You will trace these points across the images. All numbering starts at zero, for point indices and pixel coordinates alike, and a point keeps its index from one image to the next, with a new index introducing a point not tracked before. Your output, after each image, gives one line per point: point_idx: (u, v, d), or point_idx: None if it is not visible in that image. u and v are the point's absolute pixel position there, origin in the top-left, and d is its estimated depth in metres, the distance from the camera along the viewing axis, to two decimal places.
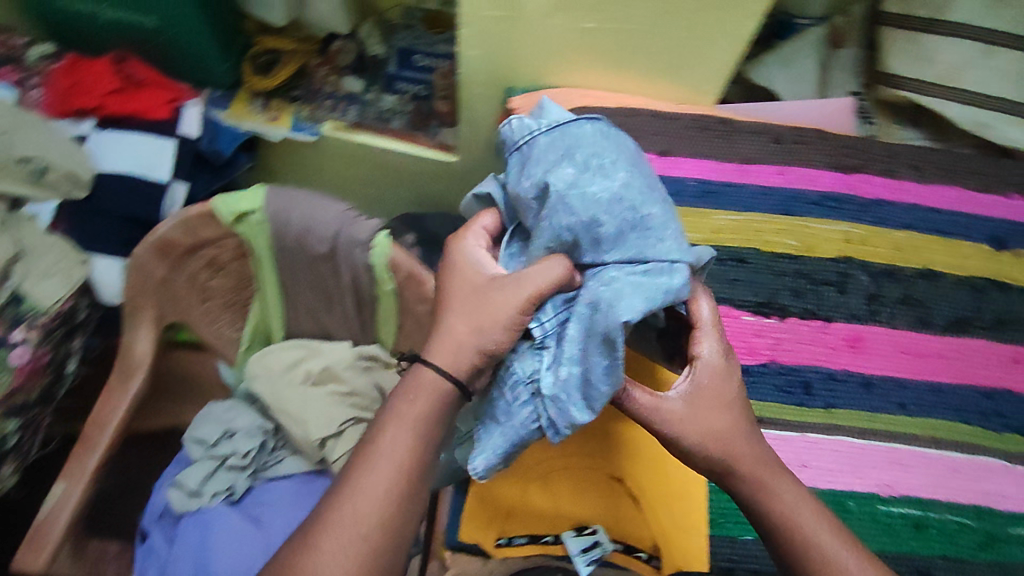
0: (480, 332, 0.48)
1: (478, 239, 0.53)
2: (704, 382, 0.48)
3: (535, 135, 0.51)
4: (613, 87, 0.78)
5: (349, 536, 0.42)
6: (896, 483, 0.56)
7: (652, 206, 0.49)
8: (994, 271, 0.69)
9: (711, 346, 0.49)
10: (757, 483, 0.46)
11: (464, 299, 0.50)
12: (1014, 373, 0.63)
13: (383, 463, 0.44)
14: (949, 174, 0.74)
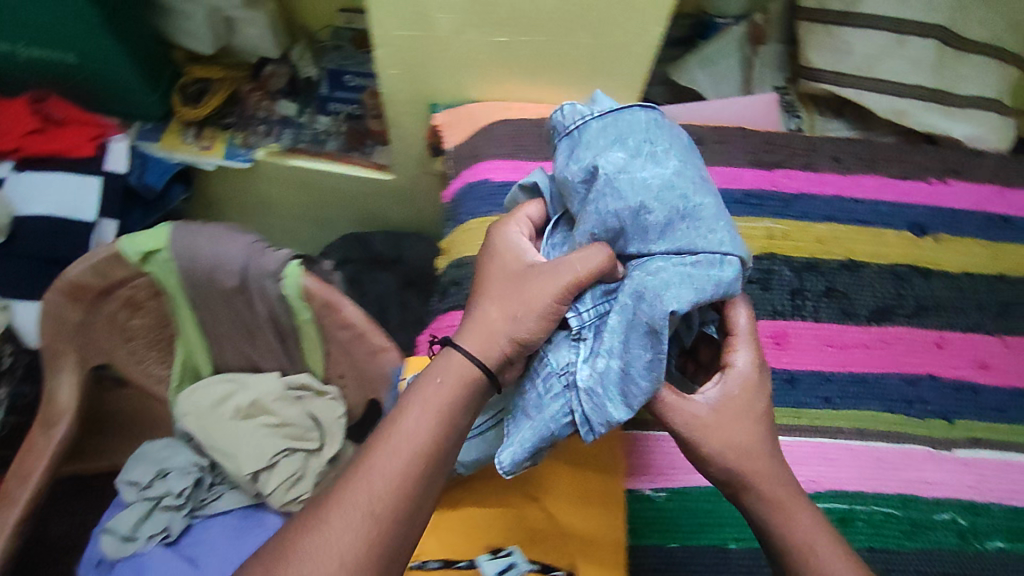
0: (515, 321, 0.44)
1: (521, 226, 0.50)
2: (736, 392, 0.46)
3: (588, 121, 0.48)
4: (535, 98, 0.78)
5: (359, 518, 0.38)
6: (821, 478, 0.56)
7: (705, 197, 0.45)
8: (915, 257, 0.69)
9: (745, 357, 0.48)
10: (772, 501, 0.44)
11: (502, 283, 0.47)
12: (937, 358, 0.63)
13: (407, 445, 0.40)
14: (869, 163, 0.75)
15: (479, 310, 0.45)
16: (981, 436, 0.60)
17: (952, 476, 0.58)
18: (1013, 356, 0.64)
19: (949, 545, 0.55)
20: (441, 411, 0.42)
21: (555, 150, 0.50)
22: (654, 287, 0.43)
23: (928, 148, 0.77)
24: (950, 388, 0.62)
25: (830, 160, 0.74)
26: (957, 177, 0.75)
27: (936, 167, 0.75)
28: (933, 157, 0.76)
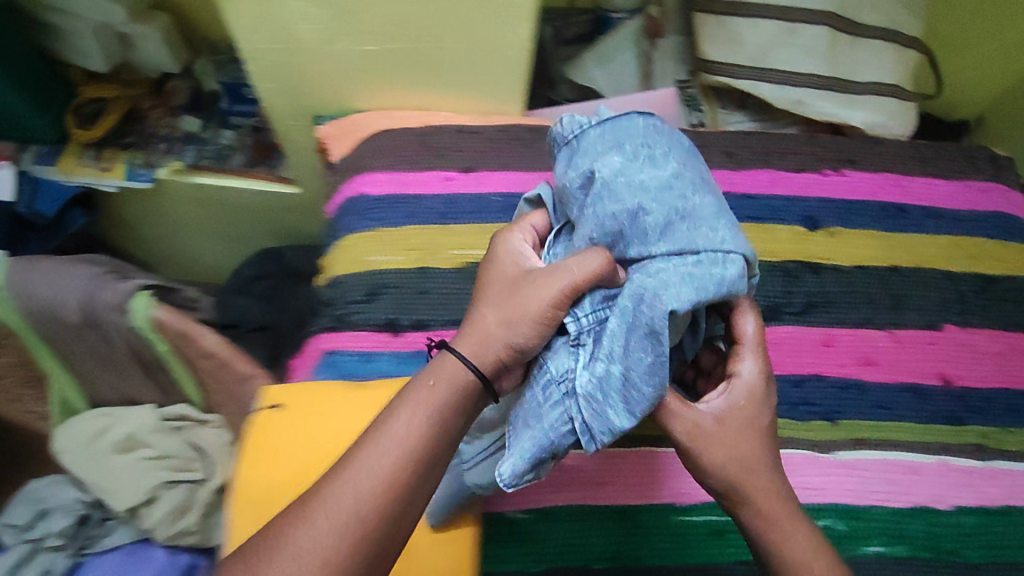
0: (509, 330, 0.39)
1: (524, 234, 0.45)
2: (742, 403, 0.42)
3: (586, 128, 0.44)
4: (421, 104, 0.75)
5: (338, 523, 0.33)
6: (696, 491, 0.54)
7: (704, 195, 0.41)
8: (808, 252, 0.67)
9: (751, 366, 0.43)
10: (771, 520, 0.40)
11: (500, 289, 0.42)
12: (824, 356, 0.62)
13: (398, 447, 0.36)
14: (763, 157, 0.73)
15: (472, 320, 0.41)
16: (867, 435, 0.58)
17: (831, 479, 0.56)
18: (903, 350, 0.63)
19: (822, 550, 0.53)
20: (438, 415, 0.37)
21: (552, 159, 0.46)
22: (652, 287, 0.38)
23: (825, 139, 0.75)
24: (836, 386, 0.61)
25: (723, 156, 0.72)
26: (852, 167, 0.73)
27: (833, 157, 0.74)
28: (830, 147, 0.74)
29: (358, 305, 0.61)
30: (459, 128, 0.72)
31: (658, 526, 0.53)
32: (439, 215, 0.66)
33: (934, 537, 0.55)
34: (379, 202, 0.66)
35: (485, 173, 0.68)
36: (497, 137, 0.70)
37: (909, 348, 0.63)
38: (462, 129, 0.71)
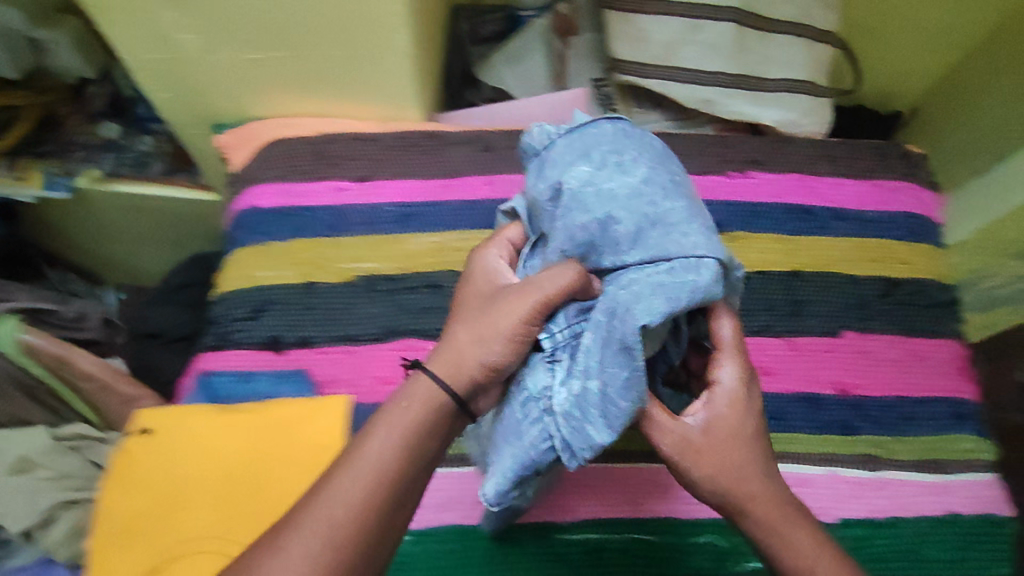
0: (474, 339, 0.44)
1: (500, 249, 0.51)
2: (725, 411, 0.44)
3: (556, 139, 0.48)
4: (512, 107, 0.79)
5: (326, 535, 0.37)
6: None
7: (675, 201, 0.45)
8: (898, 263, 0.68)
9: (730, 372, 0.46)
10: (768, 524, 0.43)
11: (473, 305, 0.47)
12: (913, 369, 0.63)
13: (725, 460, 0.43)
14: (859, 165, 0.72)
15: (450, 329, 0.46)
16: (927, 457, 0.60)
17: (925, 494, 0.59)
18: (963, 378, 0.64)
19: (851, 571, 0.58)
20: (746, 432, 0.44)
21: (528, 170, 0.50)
22: (624, 301, 0.41)
23: (905, 146, 0.74)
24: (925, 399, 0.62)
25: (800, 161, 0.72)
26: (932, 187, 0.73)
27: (912, 168, 0.73)
28: (910, 157, 0.73)
29: (426, 298, 0.66)
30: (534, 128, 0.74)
31: (688, 545, 0.58)
32: None
33: (976, 562, 0.57)
34: (447, 204, 0.69)
35: None
36: None
37: (968, 378, 0.64)
38: (538, 130, 0.74)
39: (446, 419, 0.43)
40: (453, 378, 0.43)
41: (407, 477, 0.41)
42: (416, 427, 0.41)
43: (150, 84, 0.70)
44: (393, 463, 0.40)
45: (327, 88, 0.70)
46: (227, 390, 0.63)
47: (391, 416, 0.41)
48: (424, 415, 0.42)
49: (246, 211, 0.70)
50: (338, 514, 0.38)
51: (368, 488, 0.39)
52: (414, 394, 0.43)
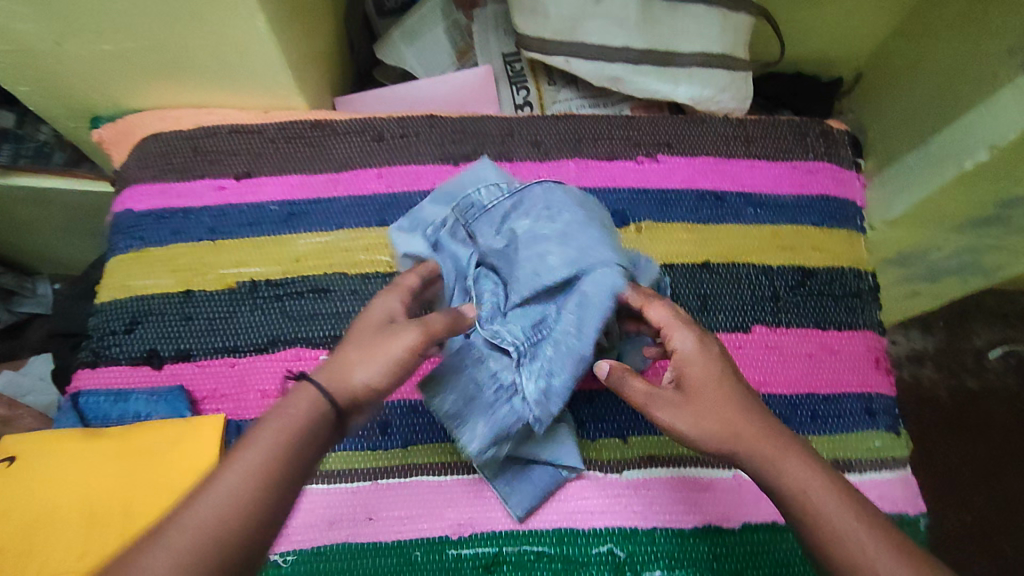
0: (370, 364, 0.43)
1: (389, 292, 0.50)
2: (690, 373, 0.46)
3: (497, 198, 0.57)
4: (411, 91, 0.74)
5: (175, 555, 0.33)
6: (683, 511, 0.55)
7: (591, 229, 0.52)
8: (814, 250, 0.64)
9: (686, 338, 0.47)
10: (763, 460, 0.43)
11: (369, 329, 0.45)
12: (824, 362, 0.60)
13: (707, 406, 0.45)
14: (776, 145, 0.68)
15: (342, 349, 0.44)
16: (834, 455, 0.57)
17: None
18: (877, 371, 0.61)
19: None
20: (714, 377, 0.46)
21: (463, 209, 0.57)
22: (571, 319, 0.49)
23: (826, 123, 0.70)
24: (835, 395, 0.59)
25: (714, 142, 0.67)
26: (855, 166, 0.69)
27: (832, 146, 0.69)
28: (830, 135, 0.69)
29: (312, 304, 0.61)
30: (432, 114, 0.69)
31: (583, 556, 0.54)
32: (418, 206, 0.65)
33: None
34: (335, 201, 0.65)
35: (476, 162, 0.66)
36: (486, 121, 0.68)
37: (882, 370, 0.61)
38: (436, 115, 0.68)
39: (316, 436, 0.40)
40: (338, 391, 0.42)
41: (269, 504, 0.36)
42: (283, 450, 0.38)
43: (4, 78, 0.64)
44: (252, 489, 0.36)
45: (200, 78, 0.64)
46: (98, 411, 0.57)
47: (258, 437, 0.38)
48: (297, 437, 0.39)
49: (122, 214, 0.65)
50: (167, 560, 0.33)
51: (214, 520, 0.34)
52: (289, 411, 0.40)
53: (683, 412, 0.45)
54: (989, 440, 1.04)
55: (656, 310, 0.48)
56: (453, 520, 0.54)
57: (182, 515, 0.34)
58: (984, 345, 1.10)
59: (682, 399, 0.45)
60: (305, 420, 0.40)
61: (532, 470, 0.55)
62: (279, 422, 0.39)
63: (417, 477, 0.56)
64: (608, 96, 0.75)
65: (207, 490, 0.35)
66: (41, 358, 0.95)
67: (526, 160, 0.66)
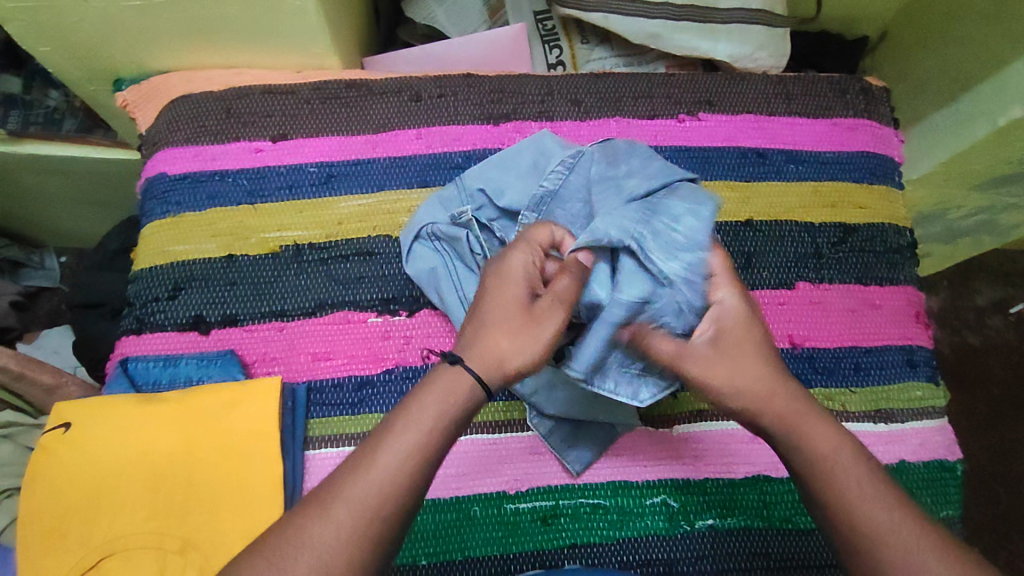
0: (527, 354, 0.41)
1: (529, 255, 0.45)
2: (733, 328, 0.45)
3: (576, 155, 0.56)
4: (444, 52, 0.72)
5: (345, 533, 0.36)
6: (732, 464, 0.57)
7: (652, 160, 0.54)
8: (854, 208, 0.65)
9: (727, 291, 0.45)
10: (788, 423, 0.43)
11: (515, 313, 0.42)
12: (866, 317, 0.61)
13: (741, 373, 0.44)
14: (815, 103, 0.68)
15: (489, 334, 0.42)
16: (876, 407, 0.59)
17: (875, 445, 0.57)
18: (916, 324, 0.62)
19: (802, 526, 0.55)
20: (750, 336, 0.45)
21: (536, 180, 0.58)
22: (685, 209, 0.48)
23: (864, 80, 0.70)
24: (876, 349, 0.60)
25: (755, 99, 0.67)
26: (893, 123, 0.69)
27: (871, 103, 0.69)
28: (869, 92, 0.69)
29: (358, 267, 0.61)
30: (467, 73, 0.68)
31: (639, 508, 0.55)
32: (459, 166, 0.64)
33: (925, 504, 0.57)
34: (375, 162, 0.64)
35: (518, 124, 0.65)
36: (522, 80, 0.67)
37: (921, 324, 0.63)
38: (472, 74, 0.67)
39: (467, 415, 0.41)
40: (494, 379, 0.41)
41: (423, 477, 0.39)
42: (441, 427, 0.40)
43: (25, 38, 0.62)
44: (408, 469, 0.38)
45: (231, 35, 0.63)
46: (150, 377, 0.57)
47: (420, 417, 0.39)
48: (456, 411, 0.40)
49: (154, 178, 0.63)
50: (331, 536, 0.36)
51: (377, 498, 0.37)
52: (449, 388, 0.41)
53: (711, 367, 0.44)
54: (988, 393, 1.01)
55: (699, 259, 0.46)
56: (509, 476, 0.55)
57: (347, 487, 0.37)
58: (985, 304, 1.06)
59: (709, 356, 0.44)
60: (464, 399, 0.41)
61: (590, 425, 0.56)
62: (440, 397, 0.40)
63: (472, 435, 0.56)
64: (642, 54, 0.75)
65: (367, 469, 0.38)
66: (56, 330, 0.95)
67: (566, 119, 0.65)
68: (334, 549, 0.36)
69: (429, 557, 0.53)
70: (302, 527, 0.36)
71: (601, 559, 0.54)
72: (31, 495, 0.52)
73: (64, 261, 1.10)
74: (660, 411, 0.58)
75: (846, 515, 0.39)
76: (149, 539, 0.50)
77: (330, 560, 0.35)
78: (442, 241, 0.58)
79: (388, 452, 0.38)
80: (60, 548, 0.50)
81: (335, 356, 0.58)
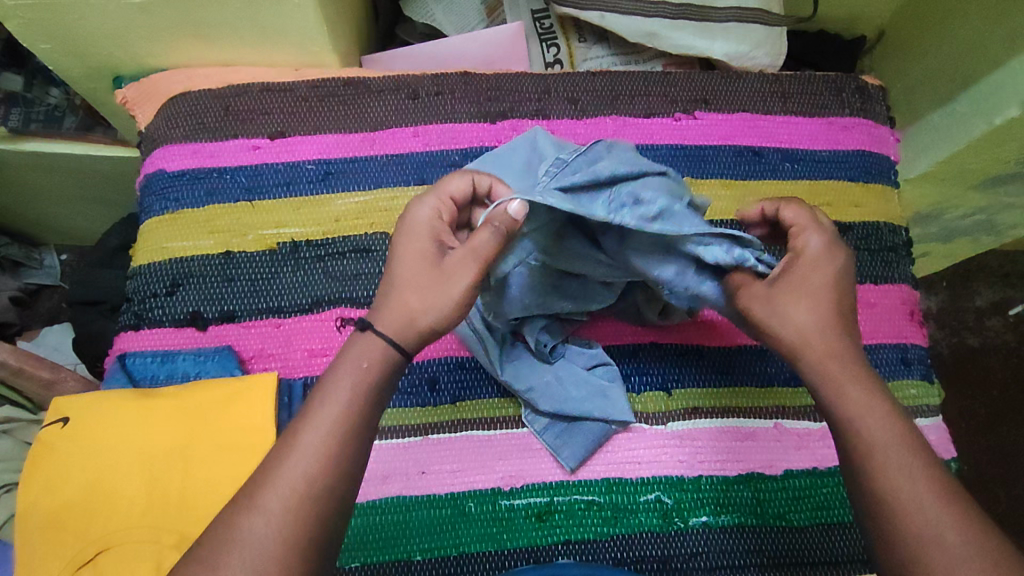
0: (434, 309, 0.43)
1: (436, 211, 0.46)
2: (809, 269, 0.45)
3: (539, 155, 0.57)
4: (441, 51, 0.72)
5: (278, 519, 0.36)
6: (728, 462, 0.57)
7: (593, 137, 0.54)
8: (850, 207, 0.65)
9: (816, 239, 0.47)
10: (830, 378, 0.43)
11: (421, 271, 0.43)
12: (862, 316, 0.61)
13: (806, 306, 0.44)
14: (812, 102, 0.68)
15: (399, 291, 0.43)
16: None
17: None
18: (911, 323, 0.63)
19: (796, 523, 0.55)
20: (829, 282, 0.45)
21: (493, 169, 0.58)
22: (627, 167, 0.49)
23: (861, 78, 0.70)
24: (872, 349, 0.61)
25: (751, 98, 0.67)
26: (889, 122, 0.69)
27: (868, 102, 0.69)
28: (865, 91, 0.69)
29: (354, 264, 0.61)
30: (464, 71, 0.68)
31: (632, 504, 0.55)
32: (456, 164, 0.64)
33: None
34: (372, 159, 0.64)
35: (516, 123, 0.65)
36: (519, 78, 0.67)
37: (916, 323, 0.63)
38: (469, 73, 0.68)
39: (387, 378, 0.42)
40: (407, 340, 0.43)
41: (352, 443, 0.39)
42: (356, 395, 0.40)
43: (25, 36, 0.62)
44: (330, 442, 0.39)
45: (229, 33, 0.63)
46: (148, 372, 0.58)
47: (336, 388, 0.40)
48: (371, 374, 0.41)
49: (153, 174, 0.64)
50: (262, 525, 0.36)
51: (305, 478, 0.37)
52: (363, 354, 0.42)
53: (778, 302, 0.45)
54: (987, 395, 1.01)
55: (792, 209, 0.48)
56: (504, 472, 0.56)
57: (273, 473, 0.38)
58: (985, 305, 1.06)
59: (776, 290, 0.45)
60: (381, 364, 0.42)
61: (581, 423, 0.56)
62: (353, 365, 0.41)
63: (467, 431, 0.57)
64: (640, 53, 0.75)
65: (288, 449, 0.38)
66: (58, 328, 0.95)
67: (563, 117, 0.66)
68: (272, 534, 0.36)
69: (424, 552, 0.53)
70: (242, 517, 0.36)
71: (593, 554, 0.54)
72: (29, 488, 0.52)
73: (65, 259, 1.10)
74: (656, 409, 0.58)
75: None
76: (146, 532, 0.50)
77: (271, 544, 0.36)
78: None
79: (307, 430, 0.39)
80: (60, 539, 0.51)
81: (332, 352, 0.58)
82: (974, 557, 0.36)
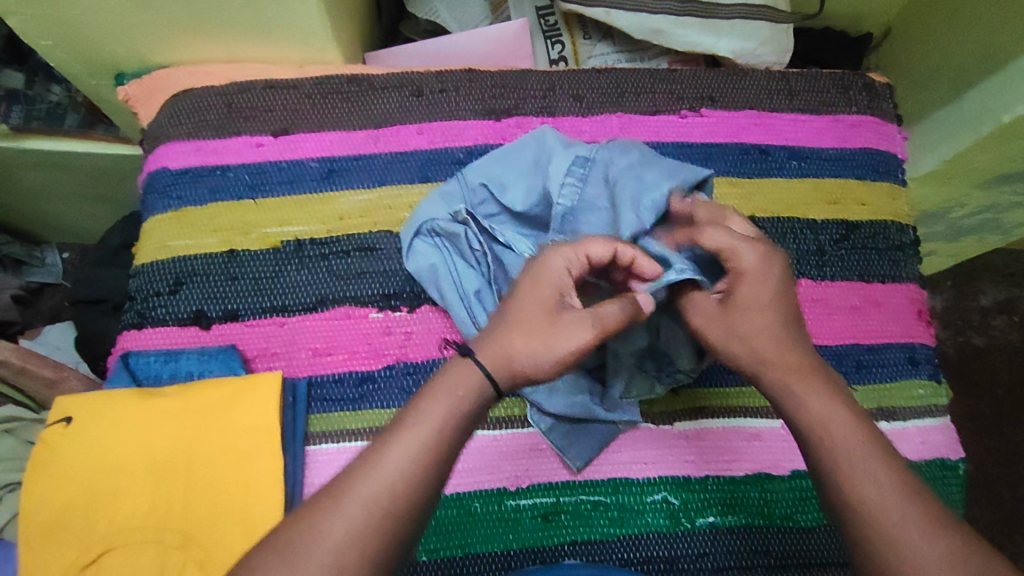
0: (539, 361, 0.41)
1: (569, 260, 0.44)
2: (751, 289, 0.44)
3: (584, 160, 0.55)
4: (446, 49, 0.72)
5: (355, 529, 0.36)
6: (735, 463, 0.56)
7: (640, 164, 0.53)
8: (857, 205, 0.65)
9: (748, 257, 0.44)
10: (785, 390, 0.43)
11: (541, 320, 0.42)
12: (869, 315, 0.61)
13: (756, 324, 0.44)
14: (820, 99, 0.67)
15: (515, 332, 0.42)
16: (878, 405, 0.59)
17: None
18: (918, 323, 0.62)
19: (803, 524, 0.55)
20: (767, 300, 0.44)
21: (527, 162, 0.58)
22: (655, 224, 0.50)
23: (868, 76, 0.69)
24: (879, 349, 0.60)
25: (757, 96, 0.67)
26: (896, 120, 0.69)
27: (875, 100, 0.68)
28: (872, 88, 0.69)
29: (358, 263, 0.60)
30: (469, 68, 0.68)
31: (639, 505, 0.55)
32: (461, 162, 0.64)
33: None
34: (376, 157, 0.64)
35: (521, 121, 0.65)
36: (524, 76, 0.67)
37: (924, 322, 0.63)
38: (474, 70, 0.67)
39: (482, 406, 0.41)
40: (502, 378, 0.41)
41: (440, 465, 0.39)
42: (451, 419, 0.40)
43: (27, 33, 0.61)
44: (421, 461, 0.38)
45: (232, 30, 0.62)
46: (151, 372, 0.57)
47: (432, 408, 0.39)
48: (464, 406, 0.40)
49: (156, 172, 0.63)
50: (341, 531, 0.36)
51: (391, 494, 0.37)
52: (460, 382, 0.41)
53: (733, 324, 0.44)
54: (992, 395, 1.01)
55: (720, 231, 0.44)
56: (510, 472, 0.55)
57: (356, 483, 0.37)
58: (990, 304, 1.05)
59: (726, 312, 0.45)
60: (476, 391, 0.41)
61: (591, 423, 0.56)
62: (452, 387, 0.41)
63: (473, 431, 0.56)
64: (645, 50, 0.74)
65: (377, 462, 0.38)
66: (60, 326, 0.95)
67: (568, 115, 0.65)
68: (346, 548, 0.35)
69: (430, 552, 0.53)
70: (306, 524, 0.36)
71: (601, 556, 0.54)
72: (32, 486, 0.52)
73: (66, 256, 1.10)
74: (663, 409, 0.58)
75: (846, 510, 0.39)
76: (149, 533, 0.50)
77: (341, 554, 0.35)
78: (442, 237, 0.58)
79: (399, 446, 0.38)
80: (62, 539, 0.50)
81: (336, 352, 0.58)
82: (988, 560, 0.36)
